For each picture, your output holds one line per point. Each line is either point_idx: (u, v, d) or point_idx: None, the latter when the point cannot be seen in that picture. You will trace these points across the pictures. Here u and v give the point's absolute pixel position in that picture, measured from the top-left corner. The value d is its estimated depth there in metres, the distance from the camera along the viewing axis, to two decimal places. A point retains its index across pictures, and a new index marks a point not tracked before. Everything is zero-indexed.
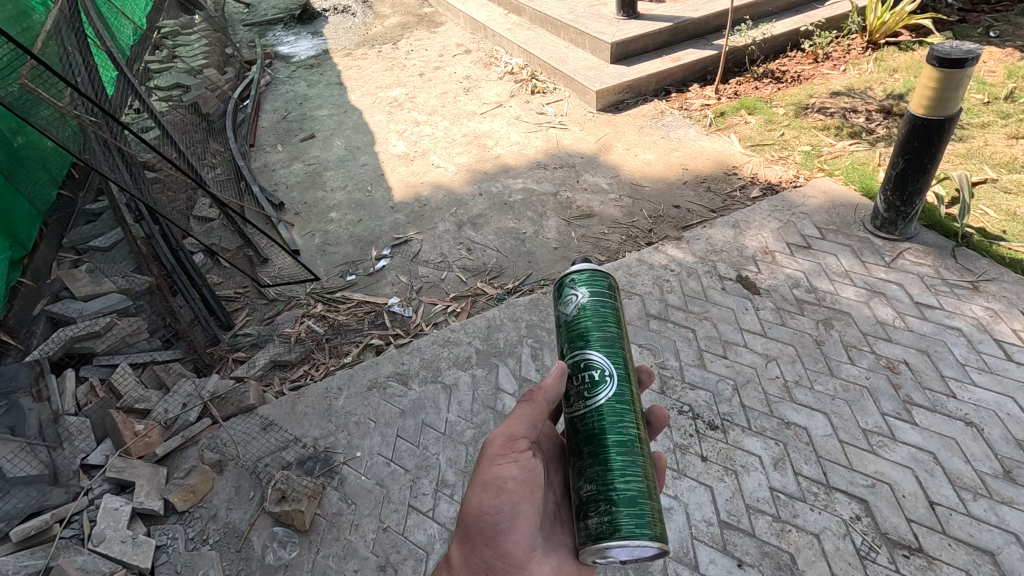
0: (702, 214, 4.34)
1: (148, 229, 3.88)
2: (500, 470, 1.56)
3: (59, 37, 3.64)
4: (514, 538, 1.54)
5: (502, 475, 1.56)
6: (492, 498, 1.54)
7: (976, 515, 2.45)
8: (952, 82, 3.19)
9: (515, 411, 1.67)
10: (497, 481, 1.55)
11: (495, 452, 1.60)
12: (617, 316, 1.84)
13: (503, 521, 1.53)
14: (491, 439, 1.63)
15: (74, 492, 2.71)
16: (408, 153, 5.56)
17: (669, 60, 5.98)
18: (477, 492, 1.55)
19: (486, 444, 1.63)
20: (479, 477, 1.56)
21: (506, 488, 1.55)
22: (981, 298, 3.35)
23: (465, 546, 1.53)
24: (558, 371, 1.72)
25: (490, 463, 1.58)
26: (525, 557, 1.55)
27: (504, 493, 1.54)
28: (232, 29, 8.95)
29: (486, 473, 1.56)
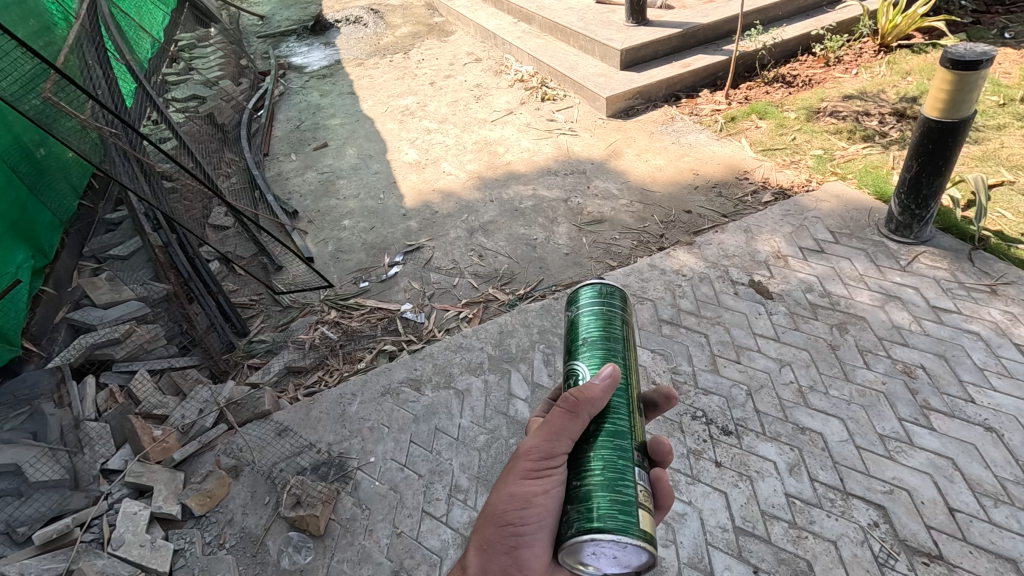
0: (714, 219, 4.33)
1: (166, 237, 3.98)
2: (530, 484, 1.38)
3: (81, 52, 3.74)
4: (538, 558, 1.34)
5: (532, 488, 1.38)
6: (518, 510, 1.35)
7: (997, 522, 2.41)
8: (967, 83, 3.16)
9: (550, 421, 1.43)
10: (526, 495, 1.36)
11: (527, 464, 1.40)
12: (618, 323, 1.75)
13: (528, 537, 1.35)
14: (525, 448, 1.42)
15: (94, 496, 2.76)
16: (420, 161, 5.61)
17: (679, 66, 5.99)
18: (502, 500, 1.37)
19: (517, 452, 1.43)
20: (508, 485, 1.38)
21: (535, 502, 1.37)
22: (999, 301, 3.31)
23: (483, 554, 1.37)
24: (606, 381, 1.48)
25: (519, 474, 1.39)
26: None
27: (532, 508, 1.36)
28: (247, 41, 9.11)
29: (513, 483, 1.37)
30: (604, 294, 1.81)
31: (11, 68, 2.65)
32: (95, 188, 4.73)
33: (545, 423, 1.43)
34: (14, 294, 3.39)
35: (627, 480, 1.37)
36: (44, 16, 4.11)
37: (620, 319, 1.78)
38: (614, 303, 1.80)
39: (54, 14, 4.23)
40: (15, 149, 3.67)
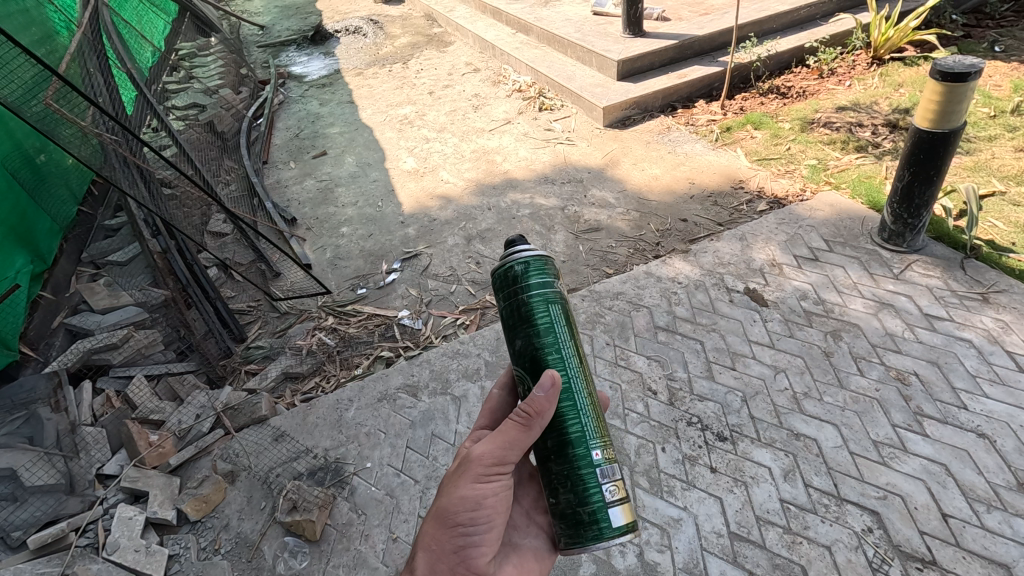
0: (709, 228, 4.37)
1: (165, 244, 4.00)
2: (483, 489, 1.55)
3: (82, 60, 3.78)
4: (481, 549, 1.57)
5: (483, 492, 1.55)
6: (469, 511, 1.54)
7: (990, 527, 2.43)
8: (956, 95, 3.22)
9: (505, 434, 1.57)
10: (477, 498, 1.55)
11: (479, 470, 1.55)
12: (544, 309, 1.70)
13: (475, 534, 1.55)
14: (475, 456, 1.55)
15: (89, 501, 2.75)
16: (418, 169, 5.66)
17: (675, 77, 6.07)
18: (454, 504, 1.53)
19: (468, 459, 1.57)
20: (460, 492, 1.53)
21: (485, 504, 1.55)
22: (991, 309, 3.34)
23: (431, 555, 1.51)
24: (551, 386, 1.57)
25: (472, 481, 1.54)
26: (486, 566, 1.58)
27: (481, 508, 1.55)
28: (247, 50, 9.20)
29: (465, 488, 1.53)
30: (527, 271, 1.72)
31: (13, 77, 2.66)
32: (95, 195, 4.77)
33: (499, 433, 1.57)
34: (12, 299, 3.41)
35: (594, 488, 1.62)
36: (46, 24, 4.15)
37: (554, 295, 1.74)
38: (543, 280, 1.73)
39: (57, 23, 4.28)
40: (16, 156, 3.70)
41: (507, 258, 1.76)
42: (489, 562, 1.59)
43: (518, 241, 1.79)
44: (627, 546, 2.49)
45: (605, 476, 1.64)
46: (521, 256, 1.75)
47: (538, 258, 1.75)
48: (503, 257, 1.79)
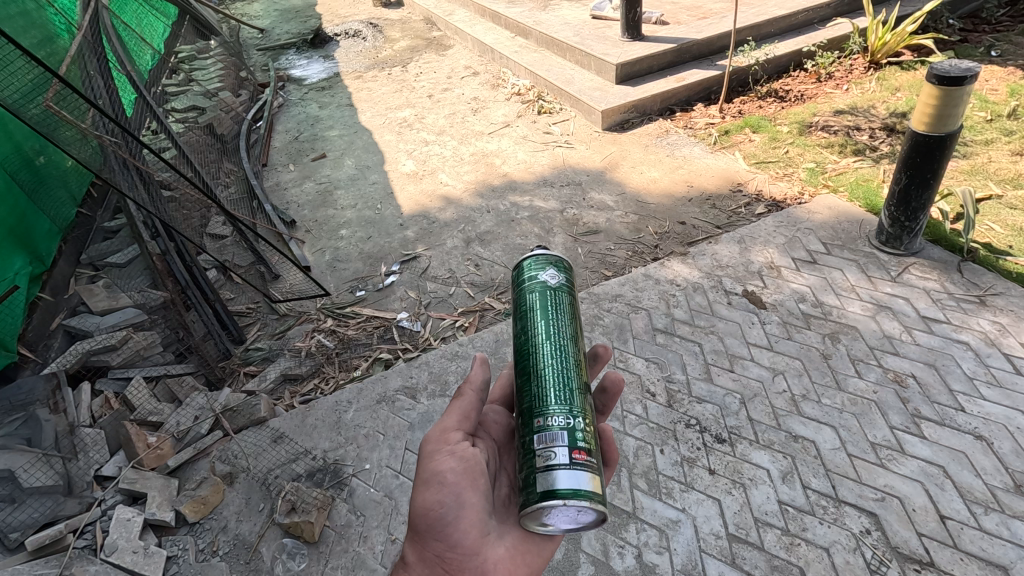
0: (708, 230, 4.39)
1: (164, 245, 3.94)
2: (438, 464, 1.64)
3: (82, 62, 3.79)
4: (461, 529, 1.60)
5: (441, 469, 1.63)
6: (434, 493, 1.60)
7: (987, 529, 2.43)
8: (952, 99, 3.23)
9: (450, 408, 1.79)
10: (437, 476, 1.62)
11: (432, 447, 1.70)
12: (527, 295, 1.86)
13: (450, 514, 1.60)
14: (429, 436, 1.73)
15: (87, 502, 2.75)
16: (417, 172, 5.67)
17: (674, 80, 6.10)
18: (420, 489, 1.62)
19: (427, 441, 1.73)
20: (422, 475, 1.64)
21: (446, 481, 1.61)
22: (988, 312, 3.36)
23: (418, 543, 1.61)
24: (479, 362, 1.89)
25: (428, 460, 1.66)
26: (476, 545, 1.61)
27: (445, 486, 1.61)
28: (246, 53, 9.22)
29: (425, 468, 1.64)
30: (522, 268, 1.94)
31: (14, 77, 2.67)
32: (94, 196, 4.76)
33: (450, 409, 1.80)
34: (11, 300, 3.41)
35: (531, 454, 1.52)
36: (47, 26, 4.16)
37: (552, 284, 1.87)
38: (535, 273, 1.90)
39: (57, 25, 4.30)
40: (16, 158, 3.71)
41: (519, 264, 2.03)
42: (477, 542, 1.61)
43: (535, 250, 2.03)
44: (626, 548, 2.49)
45: (544, 442, 1.52)
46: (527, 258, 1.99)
47: (536, 257, 1.94)
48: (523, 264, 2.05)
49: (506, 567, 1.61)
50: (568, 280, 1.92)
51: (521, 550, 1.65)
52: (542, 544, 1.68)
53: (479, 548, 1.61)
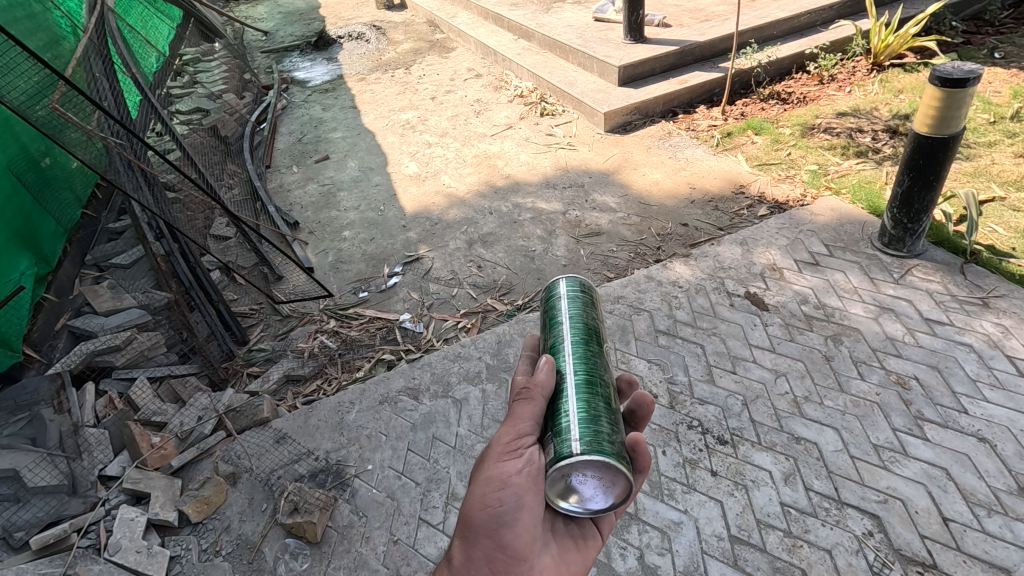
0: (710, 232, 4.40)
1: (168, 247, 3.99)
2: (505, 466, 1.52)
3: (87, 64, 3.81)
4: (516, 531, 1.52)
5: (507, 470, 1.51)
6: (495, 492, 1.49)
7: (991, 531, 2.43)
8: (954, 100, 3.23)
9: (514, 411, 1.61)
10: (502, 477, 1.50)
11: (500, 449, 1.55)
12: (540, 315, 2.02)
13: (508, 514, 1.50)
14: (497, 436, 1.58)
15: (91, 502, 2.76)
16: (420, 174, 5.69)
17: (676, 83, 6.11)
18: (480, 486, 1.51)
19: (490, 442, 1.59)
20: (483, 472, 1.53)
21: (511, 482, 1.50)
22: (991, 314, 3.35)
23: (467, 542, 1.52)
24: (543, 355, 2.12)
25: (494, 459, 1.53)
26: (527, 549, 1.54)
27: (509, 486, 1.50)
28: (251, 56, 9.28)
29: (489, 467, 1.52)
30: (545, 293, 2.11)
31: (18, 79, 2.70)
32: (99, 198, 4.79)
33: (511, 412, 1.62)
34: (17, 300, 3.44)
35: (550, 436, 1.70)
36: (53, 29, 4.29)
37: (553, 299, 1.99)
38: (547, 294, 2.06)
39: (63, 27, 4.42)
40: (21, 159, 3.73)
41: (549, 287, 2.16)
42: (527, 547, 1.55)
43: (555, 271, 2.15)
44: (628, 549, 2.49)
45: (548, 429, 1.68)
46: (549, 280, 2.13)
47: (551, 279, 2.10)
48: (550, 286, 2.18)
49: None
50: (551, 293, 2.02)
51: (562, 560, 1.63)
52: (581, 555, 1.69)
53: (529, 554, 1.55)
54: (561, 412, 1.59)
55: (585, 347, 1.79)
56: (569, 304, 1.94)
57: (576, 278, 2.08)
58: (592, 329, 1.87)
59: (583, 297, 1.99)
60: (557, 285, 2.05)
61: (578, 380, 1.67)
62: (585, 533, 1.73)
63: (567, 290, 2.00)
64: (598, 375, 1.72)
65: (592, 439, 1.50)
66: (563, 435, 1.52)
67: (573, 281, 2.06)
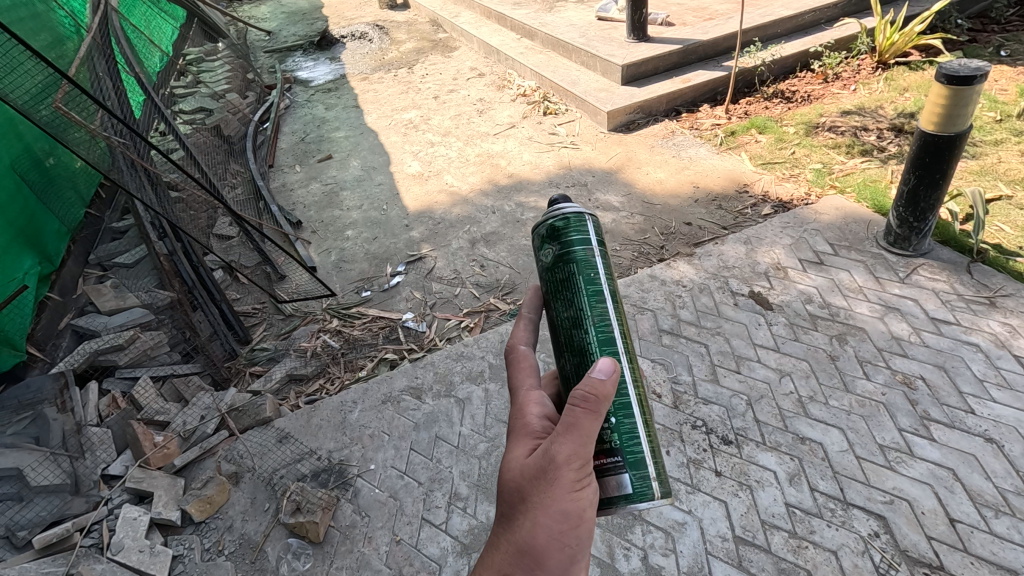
0: (714, 231, 4.38)
1: (171, 246, 4.02)
2: (579, 498, 1.31)
3: (91, 64, 3.82)
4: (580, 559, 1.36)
5: (582, 501, 1.31)
6: (571, 527, 1.30)
7: (998, 533, 2.41)
8: (962, 98, 3.20)
9: (577, 426, 1.28)
10: (577, 510, 1.31)
11: (571, 477, 1.29)
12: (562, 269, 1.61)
13: (580, 548, 1.33)
14: (564, 462, 1.28)
15: (94, 501, 2.76)
16: (422, 173, 5.68)
17: (679, 81, 6.09)
18: (555, 523, 1.28)
19: (557, 468, 1.28)
20: (556, 506, 1.28)
21: (586, 516, 1.32)
22: (998, 314, 3.32)
23: None
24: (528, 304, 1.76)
25: (567, 491, 1.29)
26: None
27: (583, 520, 1.32)
28: (254, 55, 9.29)
29: (565, 501, 1.28)
30: (559, 229, 1.61)
31: (21, 78, 2.68)
32: (102, 198, 4.80)
33: (573, 428, 1.28)
34: (20, 300, 3.44)
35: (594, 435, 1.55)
36: (57, 28, 4.29)
37: (585, 255, 1.60)
38: (571, 240, 1.61)
39: (67, 27, 4.42)
40: (25, 158, 3.74)
41: (553, 211, 1.66)
42: None
43: (562, 201, 1.69)
44: (631, 550, 2.48)
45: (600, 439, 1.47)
46: (562, 211, 1.65)
47: (575, 216, 1.63)
48: (543, 214, 1.69)
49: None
50: (584, 248, 1.60)
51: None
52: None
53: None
54: (628, 434, 1.46)
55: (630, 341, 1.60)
56: (606, 275, 1.62)
57: (600, 225, 1.68)
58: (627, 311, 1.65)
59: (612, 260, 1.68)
60: (586, 235, 1.62)
61: (638, 393, 1.52)
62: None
63: (598, 247, 1.63)
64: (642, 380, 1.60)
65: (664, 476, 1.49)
66: (639, 471, 1.44)
67: (596, 229, 1.66)
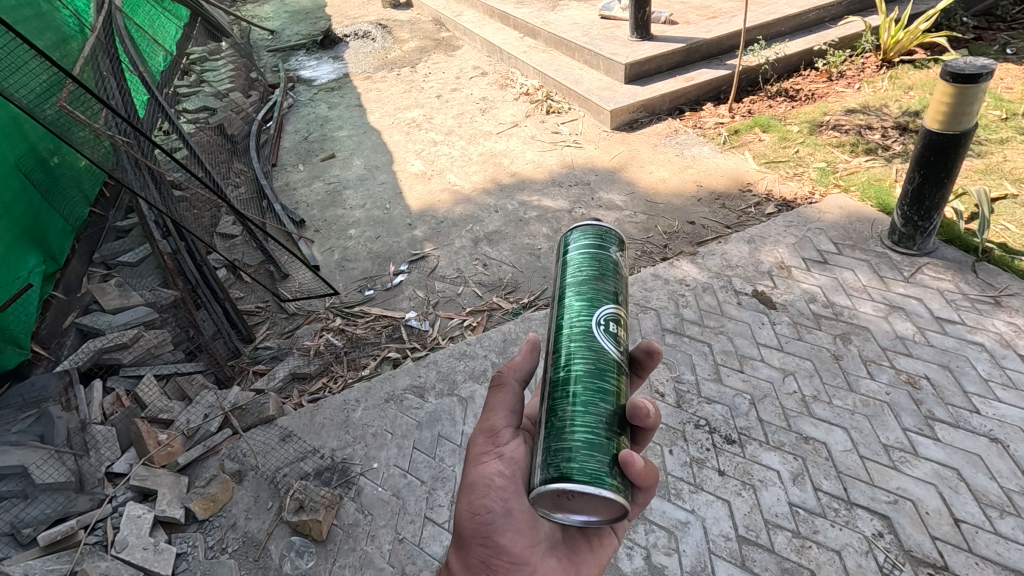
0: (717, 231, 4.36)
1: (175, 245, 4.03)
2: (484, 467, 1.54)
3: (95, 64, 3.84)
4: (510, 535, 1.52)
5: (487, 471, 1.53)
6: (482, 497, 1.51)
7: (1004, 533, 2.39)
8: (967, 96, 3.19)
9: (489, 403, 1.67)
10: (484, 479, 1.53)
11: (477, 450, 1.59)
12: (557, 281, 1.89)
13: (498, 520, 1.51)
14: (474, 437, 1.63)
15: (98, 499, 2.77)
16: (426, 172, 5.68)
17: (683, 80, 6.07)
18: (465, 493, 1.54)
19: (469, 444, 1.63)
20: (467, 477, 1.56)
21: (495, 484, 1.52)
22: (1003, 313, 3.30)
23: (462, 552, 1.54)
24: None
25: (474, 463, 1.57)
26: (527, 553, 1.53)
27: (493, 490, 1.52)
28: (257, 55, 9.29)
29: (471, 471, 1.55)
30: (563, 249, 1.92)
31: (27, 78, 2.67)
32: (106, 197, 4.81)
33: (487, 408, 1.67)
34: (25, 298, 3.46)
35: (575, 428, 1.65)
36: (61, 28, 4.31)
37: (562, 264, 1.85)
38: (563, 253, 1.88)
39: (71, 27, 4.43)
40: (29, 157, 3.76)
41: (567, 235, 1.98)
42: (526, 551, 1.53)
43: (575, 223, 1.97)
44: (634, 549, 2.47)
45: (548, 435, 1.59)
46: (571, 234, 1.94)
47: (570, 233, 1.90)
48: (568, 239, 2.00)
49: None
50: (565, 254, 1.85)
51: (571, 561, 1.60)
52: (594, 554, 1.65)
53: (529, 558, 1.53)
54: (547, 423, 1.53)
55: (575, 328, 1.65)
56: (569, 274, 1.78)
57: (605, 231, 1.87)
58: (603, 300, 1.70)
59: (606, 259, 1.80)
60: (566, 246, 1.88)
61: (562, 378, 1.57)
62: (598, 533, 1.68)
63: (570, 253, 1.83)
64: (588, 367, 1.56)
65: (575, 458, 1.38)
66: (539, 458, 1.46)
67: (584, 235, 1.86)
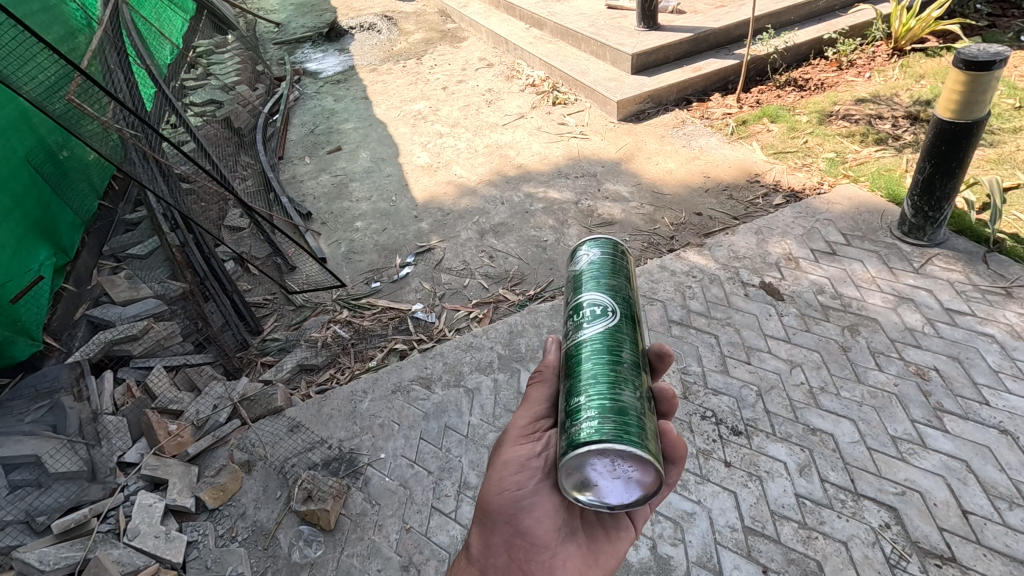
0: (725, 222, 4.34)
1: (182, 238, 3.96)
2: (521, 448, 1.59)
3: (103, 56, 3.85)
4: (536, 517, 1.56)
5: (524, 451, 1.58)
6: (513, 475, 1.56)
7: (1011, 525, 2.38)
8: (979, 84, 3.15)
9: (529, 395, 1.70)
10: (518, 459, 1.58)
11: (517, 433, 1.64)
12: None
13: (525, 499, 1.55)
14: (513, 420, 1.67)
15: (110, 488, 2.82)
16: (431, 164, 5.67)
17: (690, 70, 6.01)
18: (497, 470, 1.58)
19: (508, 426, 1.68)
20: (501, 456, 1.60)
21: (528, 465, 1.56)
22: (1014, 304, 3.27)
23: (484, 530, 1.58)
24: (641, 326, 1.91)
25: (511, 443, 1.61)
26: (548, 537, 1.57)
27: (525, 470, 1.56)
28: (263, 47, 9.31)
29: (506, 451, 1.59)
30: None
31: (36, 70, 2.69)
32: (115, 190, 4.83)
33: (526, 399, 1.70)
34: (36, 291, 3.49)
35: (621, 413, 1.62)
36: (69, 22, 4.33)
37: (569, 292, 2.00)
38: None
39: (78, 20, 4.45)
40: (39, 150, 3.79)
41: None
42: (549, 535, 1.57)
43: None
44: (640, 539, 2.48)
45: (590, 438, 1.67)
46: None
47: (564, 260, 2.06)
48: None
49: (576, 568, 1.57)
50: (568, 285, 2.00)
51: (591, 550, 1.61)
52: (614, 545, 1.65)
53: (551, 542, 1.57)
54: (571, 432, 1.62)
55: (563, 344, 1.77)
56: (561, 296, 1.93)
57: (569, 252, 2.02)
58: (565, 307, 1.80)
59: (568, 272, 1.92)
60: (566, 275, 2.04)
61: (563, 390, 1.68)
62: (619, 523, 1.67)
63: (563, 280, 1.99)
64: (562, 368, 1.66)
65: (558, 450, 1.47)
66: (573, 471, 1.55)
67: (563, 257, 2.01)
